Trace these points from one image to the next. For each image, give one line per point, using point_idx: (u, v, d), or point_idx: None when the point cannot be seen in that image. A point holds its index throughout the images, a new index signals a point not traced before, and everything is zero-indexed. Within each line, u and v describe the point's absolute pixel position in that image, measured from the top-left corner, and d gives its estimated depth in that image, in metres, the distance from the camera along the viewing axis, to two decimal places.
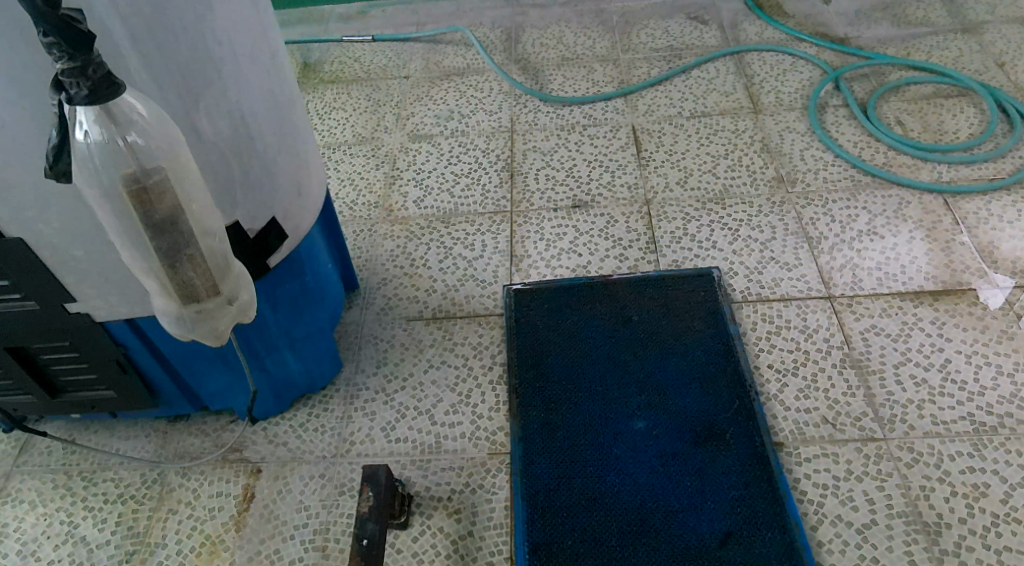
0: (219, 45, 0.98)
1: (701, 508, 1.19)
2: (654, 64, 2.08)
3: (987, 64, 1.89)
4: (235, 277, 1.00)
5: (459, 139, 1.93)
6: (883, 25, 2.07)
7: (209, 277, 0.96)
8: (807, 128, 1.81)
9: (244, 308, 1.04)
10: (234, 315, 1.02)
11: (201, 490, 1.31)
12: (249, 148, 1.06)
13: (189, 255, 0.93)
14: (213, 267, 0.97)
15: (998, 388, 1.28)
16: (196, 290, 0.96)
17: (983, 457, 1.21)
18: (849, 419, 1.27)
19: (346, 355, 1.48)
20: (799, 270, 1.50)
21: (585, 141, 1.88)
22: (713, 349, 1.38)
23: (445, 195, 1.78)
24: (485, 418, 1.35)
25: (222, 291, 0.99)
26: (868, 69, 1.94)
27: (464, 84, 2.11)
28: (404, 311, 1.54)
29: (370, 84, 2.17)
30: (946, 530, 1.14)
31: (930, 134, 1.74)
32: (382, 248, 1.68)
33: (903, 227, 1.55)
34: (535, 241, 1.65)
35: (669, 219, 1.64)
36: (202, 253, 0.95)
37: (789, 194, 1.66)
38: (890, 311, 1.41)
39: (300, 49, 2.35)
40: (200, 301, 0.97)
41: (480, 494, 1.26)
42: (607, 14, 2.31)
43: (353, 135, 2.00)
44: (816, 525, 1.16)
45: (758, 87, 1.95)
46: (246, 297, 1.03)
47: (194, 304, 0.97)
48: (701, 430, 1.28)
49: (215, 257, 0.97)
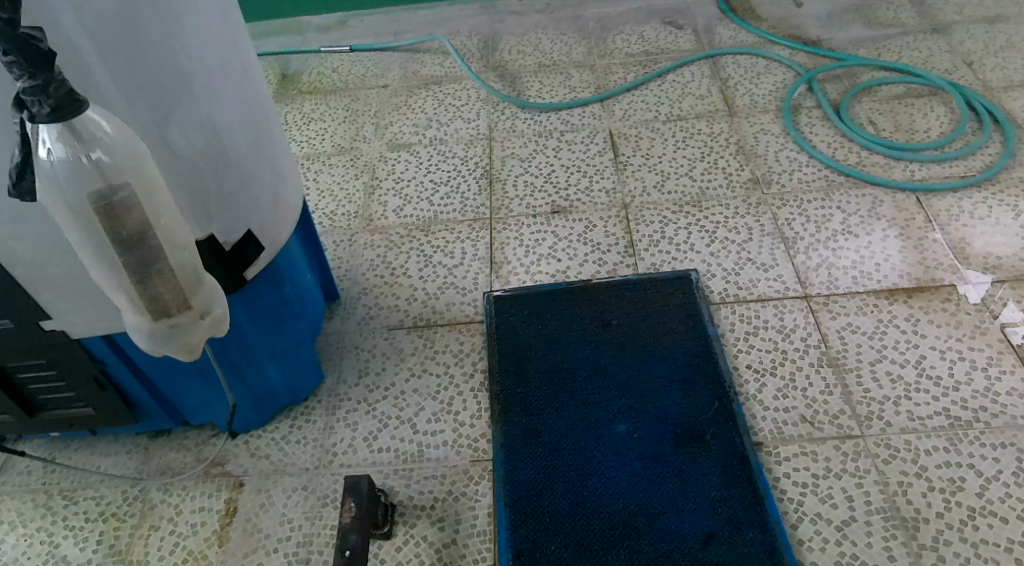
0: (190, 59, 0.98)
1: (683, 510, 1.19)
2: (630, 70, 2.10)
3: (956, 63, 1.92)
4: (208, 292, 0.99)
5: (438, 147, 1.94)
6: (854, 27, 2.10)
7: (179, 292, 0.95)
8: (781, 131, 1.83)
9: (218, 323, 1.01)
10: (209, 328, 1.00)
11: (183, 505, 1.30)
12: (224, 163, 1.06)
13: (159, 270, 0.92)
14: (183, 282, 0.96)
15: (972, 383, 1.30)
16: (167, 303, 0.95)
17: (958, 452, 1.22)
18: (826, 417, 1.28)
19: (327, 366, 1.47)
20: (775, 271, 1.52)
21: (563, 146, 1.89)
22: (692, 351, 1.39)
23: (424, 203, 1.78)
24: (467, 426, 1.35)
25: (194, 305, 0.97)
26: (840, 70, 1.97)
27: (442, 92, 2.11)
28: (385, 321, 1.54)
29: (348, 94, 2.17)
30: (923, 526, 1.15)
31: (902, 133, 1.76)
32: (363, 257, 1.67)
33: (877, 226, 1.57)
34: (515, 247, 1.65)
35: (647, 223, 1.65)
36: (173, 267, 0.94)
37: (765, 195, 1.68)
38: (865, 309, 1.42)
39: (278, 61, 2.34)
40: (173, 315, 0.95)
41: (464, 502, 1.26)
42: (584, 21, 2.33)
43: (333, 145, 1.99)
44: (797, 524, 1.17)
45: (733, 91, 1.97)
46: (221, 310, 1.01)
47: (166, 318, 0.95)
48: (681, 431, 1.28)
49: (185, 272, 0.96)
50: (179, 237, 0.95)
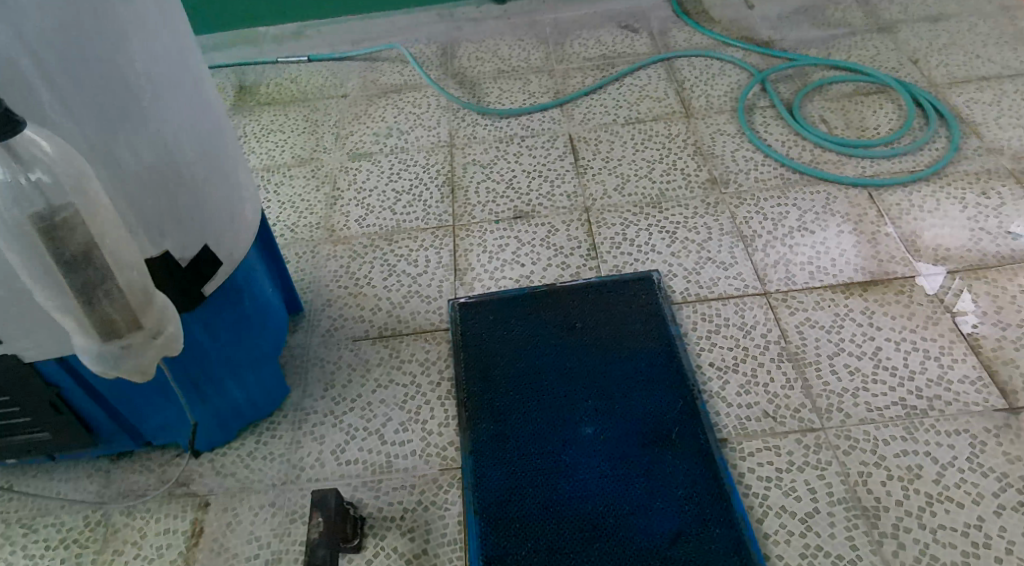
0: (137, 74, 0.96)
1: (651, 509, 1.20)
2: (587, 74, 2.11)
3: (902, 61, 1.97)
4: (159, 311, 0.98)
5: (399, 156, 1.93)
6: (804, 28, 2.15)
7: (127, 311, 0.94)
8: (737, 131, 1.86)
9: (170, 340, 1.00)
10: (159, 349, 0.98)
11: (147, 528, 1.27)
12: (177, 177, 1.05)
13: (105, 290, 0.92)
14: (133, 301, 0.95)
15: (926, 372, 1.33)
16: (116, 323, 0.94)
17: (915, 440, 1.25)
18: (788, 411, 1.30)
19: (292, 380, 1.46)
20: (735, 269, 1.54)
21: (524, 152, 1.89)
22: (656, 351, 1.40)
23: (386, 212, 1.78)
24: (435, 435, 1.35)
25: (144, 324, 0.96)
26: (792, 70, 2.01)
27: (402, 101, 2.11)
28: (350, 332, 1.53)
29: (307, 105, 2.15)
30: (884, 514, 1.17)
31: (852, 131, 1.80)
32: (326, 269, 1.66)
33: (832, 221, 1.60)
34: (478, 253, 1.65)
35: (609, 226, 1.67)
36: (120, 287, 0.93)
37: (723, 195, 1.70)
38: (823, 304, 1.45)
39: (235, 73, 2.31)
40: (123, 335, 0.95)
41: (433, 511, 1.25)
42: (541, 26, 2.34)
43: (292, 156, 1.97)
44: (762, 518, 1.19)
45: (689, 92, 2.00)
46: (173, 328, 1.00)
47: (116, 339, 0.94)
48: (647, 431, 1.29)
49: (134, 291, 0.95)
50: (128, 256, 0.94)
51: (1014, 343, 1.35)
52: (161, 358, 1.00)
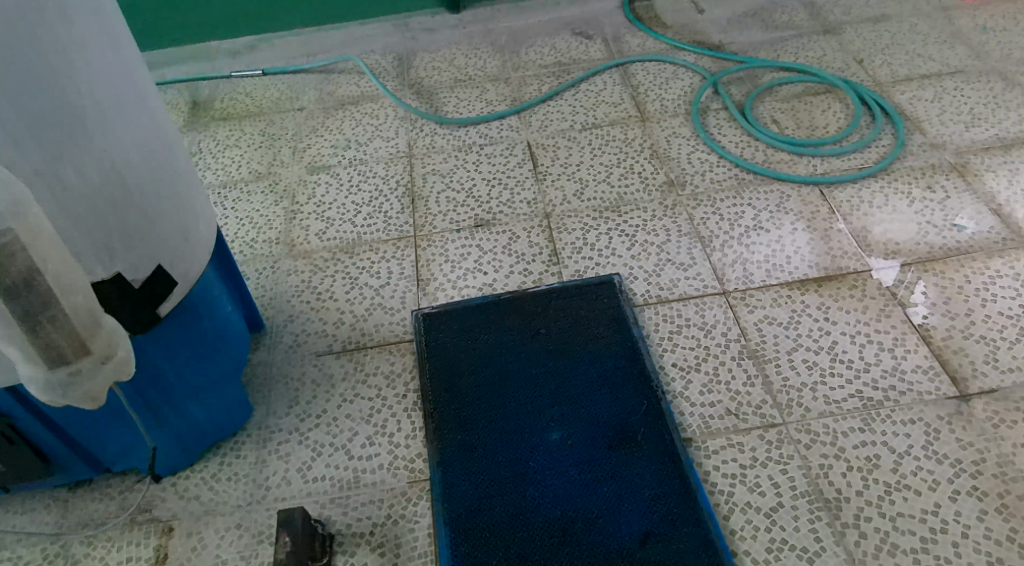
0: (80, 94, 0.94)
1: (620, 511, 1.21)
2: (544, 81, 2.13)
3: (847, 61, 2.02)
4: (108, 336, 0.96)
5: (358, 168, 1.92)
6: (754, 31, 2.19)
7: (74, 337, 0.92)
8: (692, 133, 1.88)
9: (122, 365, 0.99)
10: (110, 373, 0.97)
11: (109, 557, 1.24)
12: (126, 198, 1.03)
13: (50, 316, 0.89)
14: (80, 327, 0.93)
15: (881, 364, 1.36)
16: (63, 350, 0.92)
17: (873, 430, 1.27)
18: (750, 408, 1.32)
19: (255, 399, 1.44)
20: (694, 270, 1.56)
21: (483, 160, 1.90)
22: (619, 353, 1.42)
23: (347, 225, 1.76)
24: (402, 447, 1.34)
25: (92, 349, 0.95)
26: (743, 73, 2.04)
27: (359, 112, 2.10)
28: (313, 347, 1.51)
29: (263, 119, 2.13)
30: (846, 505, 1.20)
31: (803, 130, 1.84)
32: (287, 284, 1.64)
33: (786, 219, 1.63)
34: (440, 263, 1.65)
35: (569, 231, 1.68)
36: (66, 312, 0.91)
37: (680, 197, 1.72)
38: (780, 301, 1.48)
39: (188, 89, 2.27)
40: (71, 362, 0.93)
41: (403, 525, 1.24)
42: (496, 35, 2.34)
43: (250, 171, 1.95)
44: (728, 515, 1.20)
45: (644, 97, 2.02)
46: (125, 352, 0.99)
47: (64, 366, 0.93)
48: (613, 434, 1.30)
49: (82, 316, 0.93)
50: (70, 280, 0.92)
51: (963, 332, 1.39)
52: (112, 383, 0.99)
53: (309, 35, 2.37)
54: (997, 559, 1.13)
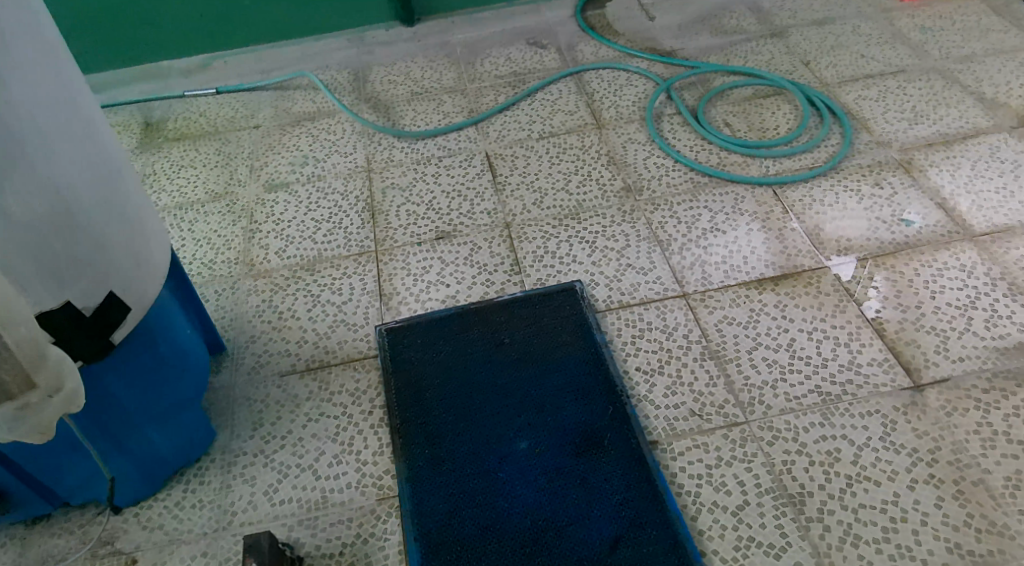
0: (19, 121, 0.92)
1: (589, 518, 1.21)
2: (500, 92, 2.14)
3: (795, 63, 2.07)
4: (55, 367, 0.94)
5: (316, 184, 1.90)
6: (704, 36, 2.23)
7: (17, 372, 0.91)
8: (647, 139, 1.91)
9: (72, 397, 0.97)
10: (60, 405, 0.96)
11: None
12: (73, 224, 1.00)
13: None
14: (24, 361, 0.91)
15: (838, 358, 1.39)
16: (6, 385, 0.90)
17: (833, 424, 1.30)
18: (713, 408, 1.34)
19: (218, 423, 1.41)
20: (654, 273, 1.57)
21: (442, 172, 1.90)
22: (584, 360, 1.42)
23: (307, 242, 1.75)
24: (370, 464, 1.33)
25: (38, 383, 0.93)
26: (695, 78, 2.08)
27: (316, 129, 2.08)
28: (276, 368, 1.49)
29: (218, 138, 2.10)
30: (809, 499, 1.22)
31: (754, 132, 1.88)
32: (247, 304, 1.62)
33: (742, 220, 1.66)
34: (402, 277, 1.64)
35: (530, 240, 1.68)
36: (8, 347, 0.89)
37: (638, 202, 1.74)
38: (739, 300, 1.50)
39: (140, 109, 2.23)
40: (16, 397, 0.92)
41: (373, 543, 1.23)
42: (451, 47, 2.34)
43: (206, 192, 1.92)
44: (696, 515, 1.21)
45: (599, 104, 2.04)
46: (73, 383, 0.97)
47: (9, 402, 0.91)
48: (580, 441, 1.31)
49: (26, 350, 0.91)
50: (14, 310, 0.90)
51: (914, 324, 1.42)
52: (61, 413, 0.98)
53: (263, 52, 2.35)
54: (955, 544, 1.15)
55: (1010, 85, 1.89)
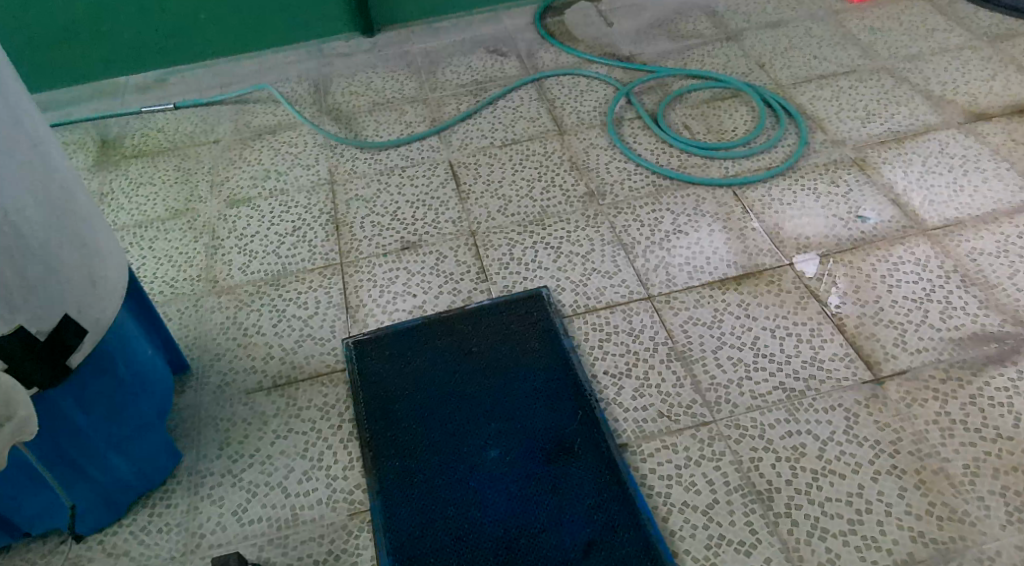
0: None
1: (562, 523, 1.22)
2: (461, 100, 2.14)
3: (750, 66, 2.10)
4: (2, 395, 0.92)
5: (279, 198, 1.88)
6: (661, 41, 2.25)
7: None
8: (608, 143, 1.92)
9: (23, 424, 0.94)
10: (9, 436, 0.94)
11: None
12: (22, 246, 0.98)
13: None
14: None
15: (801, 355, 1.41)
16: None
17: (798, 420, 1.32)
18: (681, 409, 1.35)
19: (183, 444, 1.39)
20: (619, 277, 1.58)
21: (405, 182, 1.89)
22: (552, 366, 1.43)
23: (271, 257, 1.73)
24: (340, 479, 1.31)
25: None
26: (654, 82, 2.10)
27: (277, 142, 2.06)
28: (242, 385, 1.47)
29: (177, 154, 2.07)
30: (777, 495, 1.23)
31: (713, 135, 1.90)
32: (211, 322, 1.59)
33: (703, 222, 1.68)
34: (368, 288, 1.63)
35: (496, 247, 1.68)
36: None
37: (601, 207, 1.75)
38: (703, 301, 1.52)
39: (96, 127, 2.19)
40: None
41: (345, 559, 1.22)
42: (412, 56, 2.34)
43: (165, 209, 1.89)
44: (667, 516, 1.22)
45: (560, 110, 2.05)
46: (25, 411, 0.94)
47: None
48: (551, 447, 1.31)
49: None
50: None
51: (873, 318, 1.45)
52: (12, 444, 0.96)
53: (221, 65, 2.32)
54: (919, 533, 1.18)
55: (957, 82, 1.94)
